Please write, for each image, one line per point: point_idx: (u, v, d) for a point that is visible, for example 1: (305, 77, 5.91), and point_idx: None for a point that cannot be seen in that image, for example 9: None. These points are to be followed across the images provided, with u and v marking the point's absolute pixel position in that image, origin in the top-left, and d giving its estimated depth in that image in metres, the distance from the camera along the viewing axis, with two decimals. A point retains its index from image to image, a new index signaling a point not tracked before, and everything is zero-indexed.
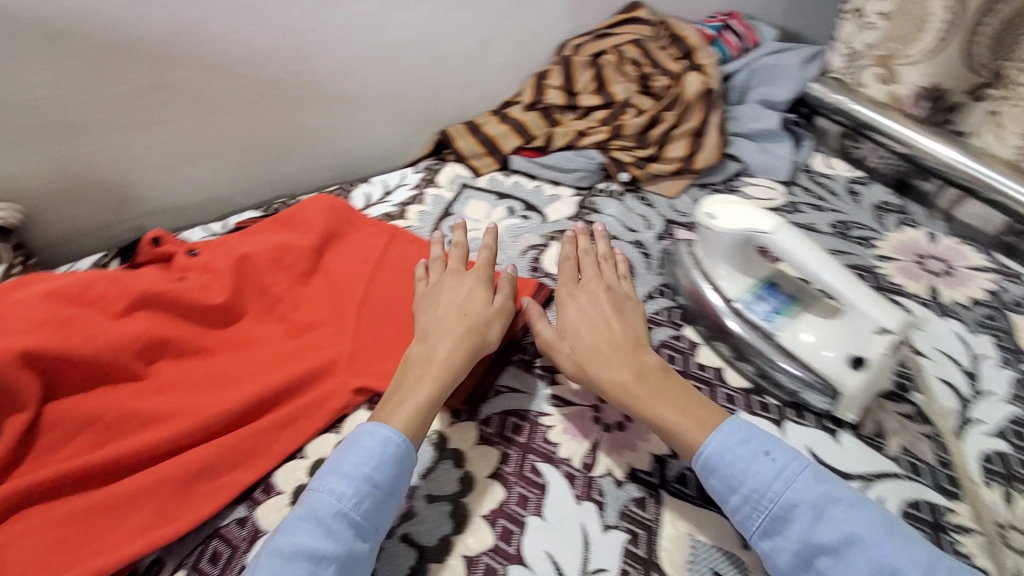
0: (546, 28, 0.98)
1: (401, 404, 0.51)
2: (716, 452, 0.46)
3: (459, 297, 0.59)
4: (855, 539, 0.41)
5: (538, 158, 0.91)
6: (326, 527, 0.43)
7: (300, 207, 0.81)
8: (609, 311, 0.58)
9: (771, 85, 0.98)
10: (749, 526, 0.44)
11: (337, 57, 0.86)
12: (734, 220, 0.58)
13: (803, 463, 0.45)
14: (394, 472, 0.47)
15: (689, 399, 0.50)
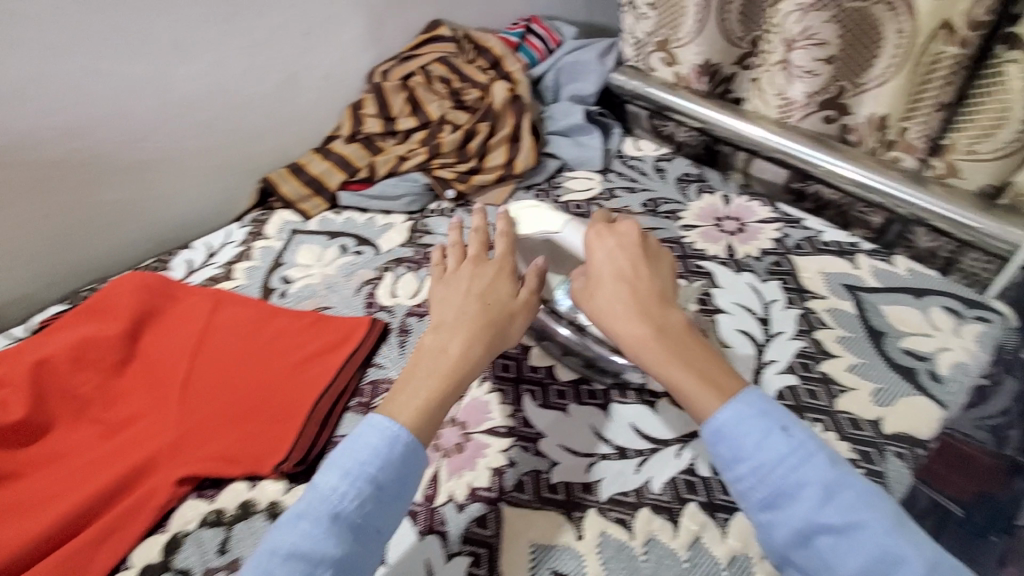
0: (350, 57, 0.96)
1: (413, 397, 0.48)
2: (732, 422, 0.44)
3: (481, 285, 0.56)
4: (862, 523, 0.39)
5: (365, 190, 0.90)
6: (323, 530, 0.41)
7: (106, 292, 0.75)
8: (642, 262, 0.54)
9: (578, 81, 1.03)
10: (750, 497, 0.42)
11: (122, 125, 0.80)
12: (530, 224, 0.62)
13: (820, 444, 0.43)
14: (399, 471, 0.45)
15: (709, 363, 0.48)
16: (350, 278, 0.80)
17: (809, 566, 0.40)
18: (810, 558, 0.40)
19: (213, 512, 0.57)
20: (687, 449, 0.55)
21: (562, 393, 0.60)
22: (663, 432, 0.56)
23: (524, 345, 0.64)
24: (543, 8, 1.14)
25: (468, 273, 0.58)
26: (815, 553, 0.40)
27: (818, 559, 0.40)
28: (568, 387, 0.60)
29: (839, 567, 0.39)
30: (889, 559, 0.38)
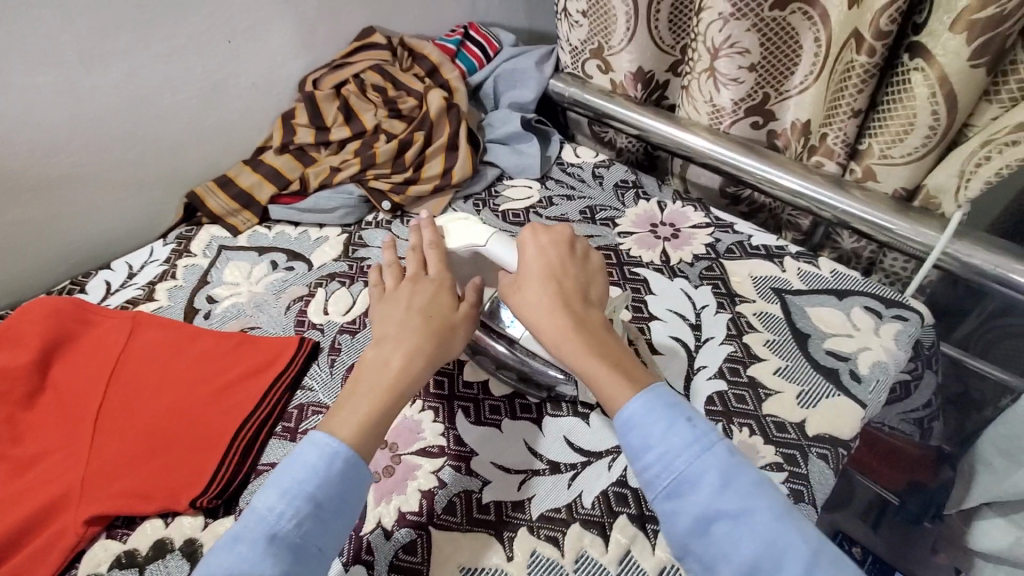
0: (279, 66, 0.93)
1: (355, 414, 0.48)
2: (641, 412, 0.46)
3: (422, 300, 0.56)
4: (754, 510, 0.42)
5: (298, 204, 0.87)
6: (261, 550, 0.41)
7: (13, 317, 0.69)
8: (568, 261, 0.56)
9: (517, 88, 1.03)
10: (656, 486, 0.44)
11: (24, 142, 0.75)
12: (457, 237, 0.60)
13: (720, 437, 0.45)
14: (340, 489, 0.45)
15: (623, 356, 0.51)
16: (281, 296, 0.77)
17: (706, 553, 0.42)
18: (706, 545, 0.42)
19: (127, 551, 0.55)
20: (619, 459, 0.54)
21: (496, 409, 0.59)
22: (595, 444, 0.56)
23: (458, 360, 0.63)
24: (481, 13, 1.13)
25: (407, 288, 0.57)
26: (711, 540, 0.42)
27: (714, 546, 0.42)
28: (502, 402, 0.59)
29: (733, 552, 0.41)
30: (778, 544, 0.40)
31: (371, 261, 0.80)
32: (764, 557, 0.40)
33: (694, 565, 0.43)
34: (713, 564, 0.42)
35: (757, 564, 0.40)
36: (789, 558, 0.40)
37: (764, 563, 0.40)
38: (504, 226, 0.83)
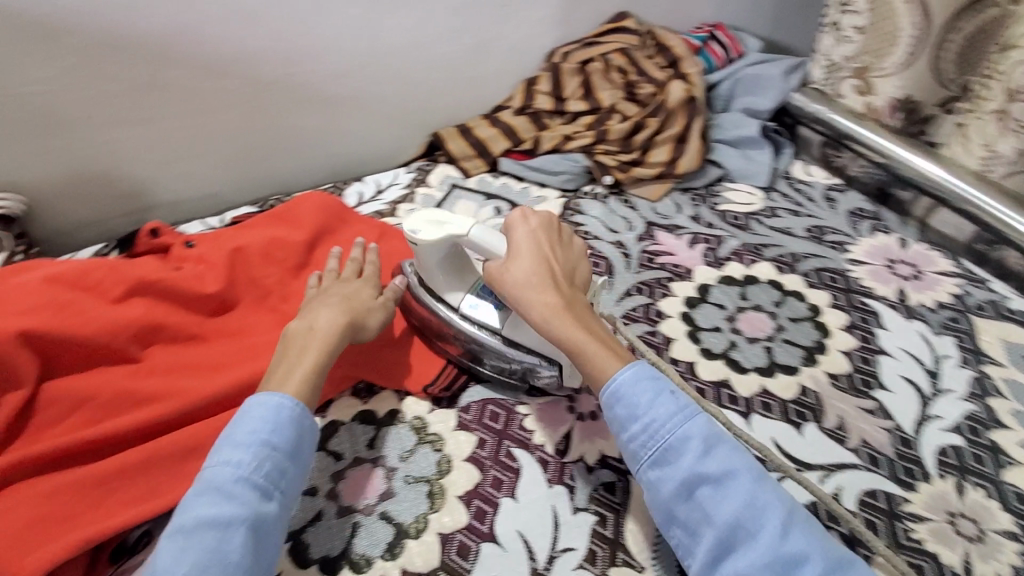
0: (538, 35, 0.99)
1: (296, 365, 0.53)
2: (628, 383, 0.48)
3: (346, 291, 0.62)
4: (733, 473, 0.45)
5: (526, 161, 0.93)
6: (227, 495, 0.44)
7: (293, 203, 0.83)
8: (553, 240, 0.57)
9: (755, 95, 1.01)
10: (641, 455, 0.47)
11: (332, 61, 0.87)
12: (437, 231, 0.57)
13: (698, 407, 0.48)
14: (292, 435, 0.49)
15: (605, 336, 0.52)
16: None
17: (689, 517, 0.44)
18: (689, 509, 0.45)
19: (366, 411, 0.60)
20: (832, 478, 0.54)
21: (702, 391, 0.61)
22: (807, 456, 0.56)
23: (667, 337, 0.66)
24: (728, 16, 1.13)
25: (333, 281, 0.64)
26: (696, 504, 0.44)
27: (696, 509, 0.44)
28: (709, 387, 0.61)
29: (714, 515, 0.43)
30: (756, 503, 0.43)
31: (587, 228, 0.82)
32: (744, 518, 0.43)
33: (677, 532, 0.45)
34: (696, 529, 0.44)
35: (739, 526, 0.43)
36: (767, 515, 0.43)
37: (745, 523, 0.43)
38: (722, 226, 0.82)
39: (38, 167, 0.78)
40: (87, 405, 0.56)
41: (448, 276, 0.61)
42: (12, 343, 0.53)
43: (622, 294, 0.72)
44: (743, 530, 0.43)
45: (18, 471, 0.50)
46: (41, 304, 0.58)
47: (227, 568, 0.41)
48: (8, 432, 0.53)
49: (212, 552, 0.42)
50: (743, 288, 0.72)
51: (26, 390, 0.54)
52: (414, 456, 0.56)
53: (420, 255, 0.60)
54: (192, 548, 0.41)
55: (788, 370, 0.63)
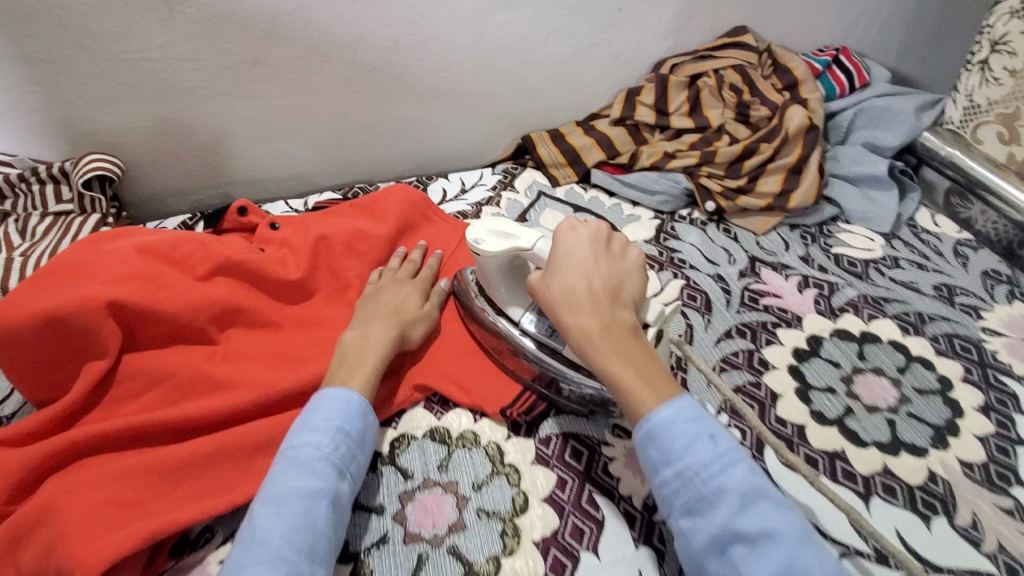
0: (647, 43, 0.93)
1: (352, 371, 0.52)
2: (664, 424, 0.43)
3: (396, 296, 0.62)
4: (774, 534, 0.38)
5: (620, 176, 0.88)
6: (309, 470, 0.44)
7: (378, 195, 0.79)
8: (602, 252, 0.52)
9: (877, 129, 0.92)
10: (672, 502, 0.42)
11: (435, 52, 0.84)
12: (501, 243, 0.55)
13: (744, 453, 0.42)
14: (363, 424, 0.49)
15: (646, 361, 0.46)
16: None
17: None
18: (721, 568, 0.39)
19: (440, 428, 0.57)
20: None
21: (814, 460, 0.55)
22: (935, 555, 0.49)
23: (772, 393, 0.60)
24: (854, 39, 1.04)
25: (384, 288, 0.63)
26: (727, 563, 0.39)
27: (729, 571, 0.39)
28: (822, 456, 0.55)
29: None
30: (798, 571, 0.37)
31: (684, 256, 0.76)
32: None
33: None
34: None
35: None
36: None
37: None
38: (836, 271, 0.74)
39: (139, 133, 0.79)
40: (164, 383, 0.55)
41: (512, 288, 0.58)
42: (99, 312, 0.52)
43: (721, 335, 0.66)
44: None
45: (91, 446, 0.49)
46: (131, 273, 0.57)
47: (314, 536, 0.41)
48: (86, 401, 0.52)
49: (303, 519, 0.41)
50: (861, 346, 0.64)
51: (108, 361, 0.53)
52: (488, 487, 0.52)
53: (482, 267, 0.57)
54: (282, 516, 0.41)
55: (916, 452, 0.55)
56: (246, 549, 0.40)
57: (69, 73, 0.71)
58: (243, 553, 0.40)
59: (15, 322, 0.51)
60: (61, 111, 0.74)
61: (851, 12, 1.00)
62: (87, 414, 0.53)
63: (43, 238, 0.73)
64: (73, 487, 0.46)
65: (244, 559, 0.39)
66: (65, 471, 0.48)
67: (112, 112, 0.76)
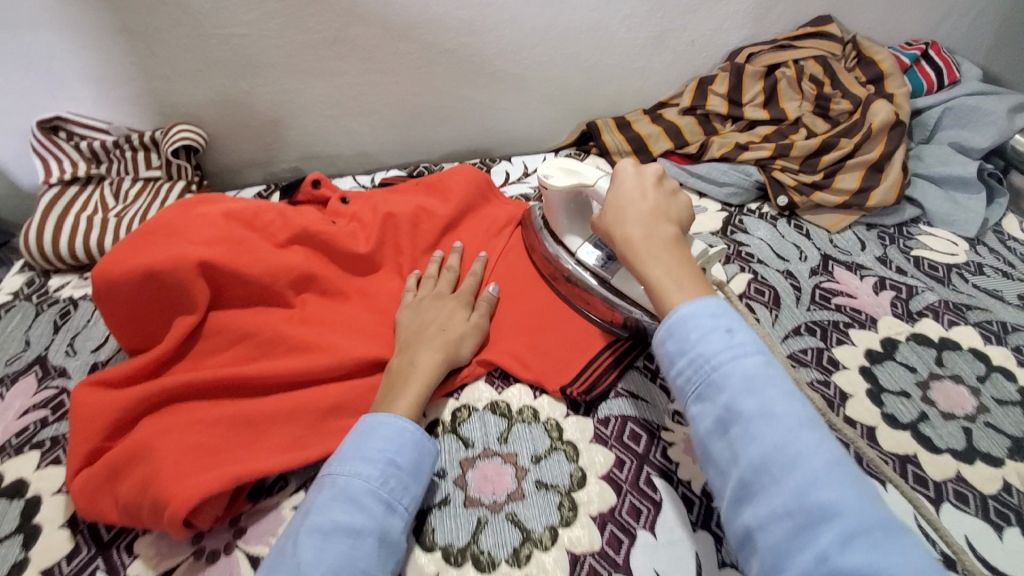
0: (723, 31, 0.90)
1: (398, 396, 0.52)
2: (681, 316, 0.40)
3: (440, 312, 0.60)
4: (773, 415, 0.36)
5: (689, 165, 0.86)
6: (358, 505, 0.44)
7: (444, 173, 0.78)
8: (657, 183, 0.51)
9: (966, 129, 0.86)
10: (682, 389, 0.39)
11: (507, 36, 0.84)
12: (566, 177, 0.59)
13: (758, 342, 0.39)
14: (416, 454, 0.48)
15: (686, 270, 0.45)
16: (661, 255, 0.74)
17: (721, 455, 0.37)
18: (722, 448, 0.37)
19: (501, 401, 0.58)
20: None
21: (883, 462, 0.53)
22: (1007, 566, 0.47)
23: (842, 392, 0.58)
24: (944, 33, 0.98)
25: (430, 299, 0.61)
26: (727, 442, 0.36)
27: (728, 447, 0.37)
28: (892, 459, 0.53)
29: (742, 456, 0.36)
30: (792, 451, 0.34)
31: (752, 250, 0.75)
32: (773, 461, 0.34)
33: (713, 473, 0.38)
34: (727, 468, 0.37)
35: (764, 469, 0.35)
36: (800, 464, 0.34)
37: (773, 467, 0.34)
38: (914, 274, 0.71)
39: (223, 105, 0.82)
40: (245, 341, 0.58)
41: (574, 220, 0.62)
42: (190, 271, 0.56)
43: (790, 331, 0.64)
44: (767, 475, 0.35)
45: (179, 394, 0.52)
46: (219, 236, 0.60)
47: (358, 574, 0.41)
48: (176, 351, 0.56)
49: (347, 556, 0.41)
50: (939, 352, 0.62)
51: (196, 316, 0.57)
52: (547, 460, 0.53)
53: (550, 202, 0.62)
54: (328, 550, 0.41)
55: (992, 462, 0.53)
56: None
57: (166, 46, 0.75)
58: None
59: (116, 275, 0.55)
60: (156, 82, 0.78)
61: (946, 4, 0.94)
62: (176, 363, 0.57)
63: (135, 200, 0.78)
64: (164, 431, 0.49)
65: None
66: (156, 416, 0.51)
67: (201, 84, 0.79)
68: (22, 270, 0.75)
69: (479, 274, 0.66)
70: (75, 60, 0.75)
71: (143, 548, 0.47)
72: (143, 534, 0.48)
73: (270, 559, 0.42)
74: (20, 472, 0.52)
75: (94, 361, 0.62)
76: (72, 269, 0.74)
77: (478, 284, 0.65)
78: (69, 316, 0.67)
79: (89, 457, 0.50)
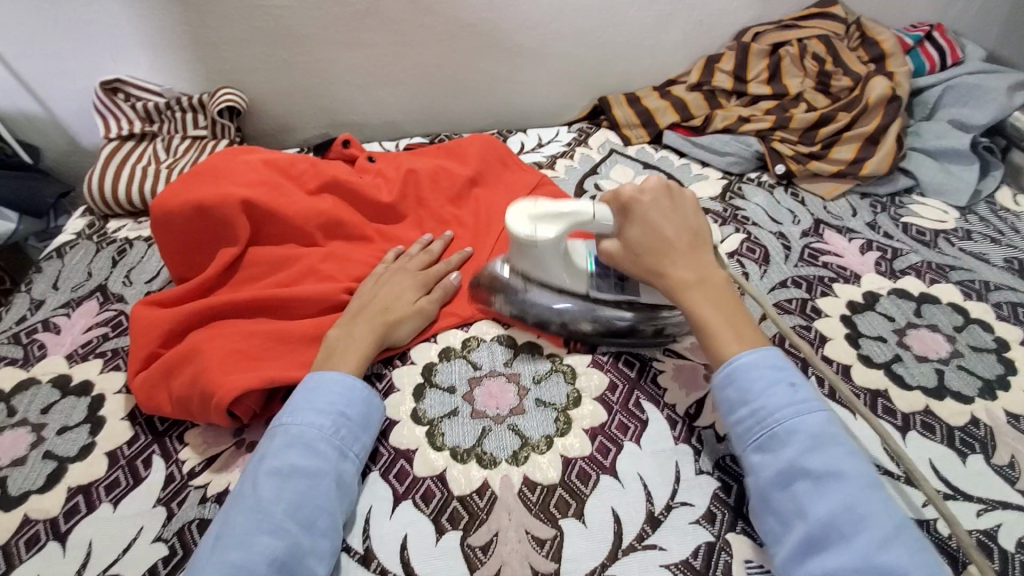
0: (732, 12, 0.95)
1: (333, 358, 0.54)
2: (745, 368, 0.47)
3: (391, 290, 0.61)
4: (840, 475, 0.42)
5: (693, 137, 0.91)
6: (312, 450, 0.48)
7: (461, 139, 0.84)
8: (672, 206, 0.55)
9: (966, 107, 0.89)
10: (745, 440, 0.46)
11: (524, 13, 0.90)
12: (557, 223, 0.56)
13: (819, 403, 0.46)
14: (366, 407, 0.52)
15: (733, 307, 0.52)
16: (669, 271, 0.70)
17: (784, 507, 0.43)
18: (785, 500, 0.43)
19: (506, 335, 0.63)
20: (991, 513, 0.48)
21: (855, 396, 0.56)
22: (967, 486, 0.50)
23: (822, 335, 0.62)
24: (950, 18, 1.00)
25: (381, 278, 0.63)
26: (792, 495, 0.43)
27: (792, 500, 0.43)
28: (863, 393, 0.57)
29: (809, 509, 0.41)
30: (859, 510, 0.40)
31: (748, 214, 0.80)
32: (841, 518, 0.40)
33: (771, 521, 0.44)
34: (791, 521, 0.42)
35: (832, 526, 0.40)
36: (866, 523, 0.40)
37: (840, 523, 0.40)
38: (902, 237, 0.75)
39: (263, 72, 0.90)
40: (280, 272, 0.65)
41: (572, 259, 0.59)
42: (233, 206, 0.63)
43: (777, 284, 0.69)
44: (836, 531, 0.40)
45: (223, 311, 0.60)
46: (258, 179, 0.67)
47: (315, 513, 0.45)
48: (219, 278, 0.64)
49: (305, 496, 0.45)
50: (918, 304, 0.65)
51: (238, 248, 0.64)
52: (546, 382, 0.58)
53: (537, 254, 0.58)
54: (285, 491, 0.45)
55: (960, 398, 0.56)
56: (248, 517, 0.43)
57: (215, 15, 0.83)
58: (246, 521, 0.43)
59: (173, 207, 0.63)
60: (205, 50, 0.86)
61: None
62: (221, 288, 0.64)
63: (184, 155, 0.86)
64: (209, 340, 0.56)
65: (246, 529, 0.43)
66: (203, 328, 0.59)
67: (245, 52, 0.87)
68: (84, 215, 0.84)
69: (454, 265, 0.67)
70: (136, 27, 0.83)
71: (192, 437, 0.55)
72: (193, 426, 0.56)
73: (229, 498, 0.46)
74: (87, 375, 0.61)
75: (148, 290, 0.70)
76: (127, 214, 0.83)
77: (446, 271, 0.66)
78: (125, 253, 0.75)
79: (146, 359, 0.57)
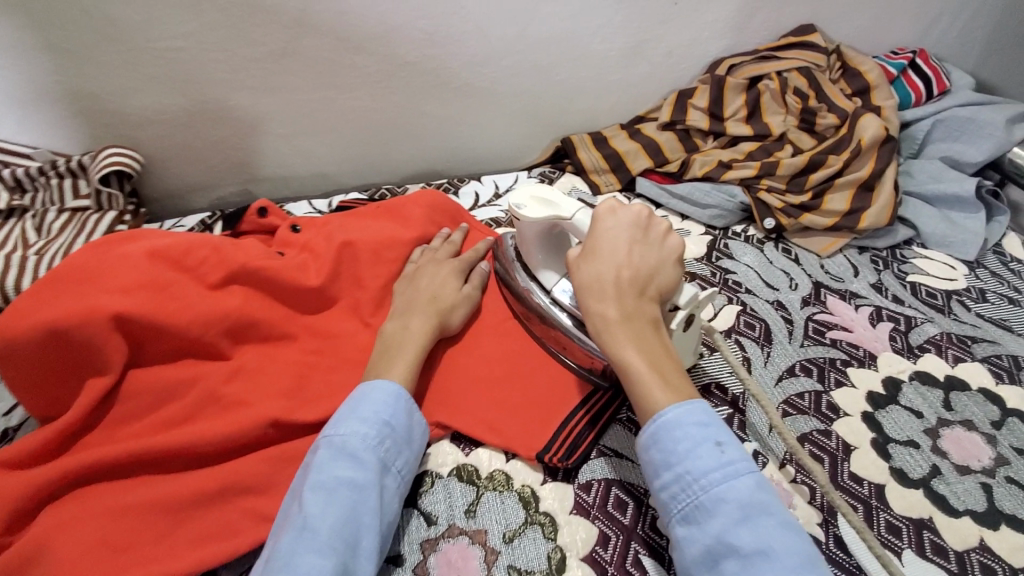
0: (703, 41, 0.85)
1: (395, 360, 0.49)
2: (667, 426, 0.39)
3: (434, 280, 0.58)
4: (771, 554, 0.34)
5: (669, 185, 0.81)
6: (357, 462, 0.42)
7: (403, 199, 0.71)
8: (639, 238, 0.47)
9: (958, 142, 0.81)
10: (670, 506, 0.38)
11: (473, 49, 0.78)
12: (542, 210, 0.51)
13: (751, 467, 0.37)
14: (410, 420, 0.46)
15: (663, 357, 0.43)
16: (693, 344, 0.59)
17: None
18: None
19: (467, 465, 0.51)
20: None
21: (897, 530, 0.46)
22: None
23: (846, 444, 0.52)
24: (935, 36, 0.93)
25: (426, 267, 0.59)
26: None
27: None
28: (907, 524, 0.47)
29: None
30: None
31: (739, 278, 0.69)
32: None
33: None
34: None
35: None
36: None
37: None
38: (913, 302, 0.66)
39: (162, 127, 0.75)
40: (172, 404, 0.51)
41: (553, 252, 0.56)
42: (102, 327, 0.48)
43: (784, 372, 0.58)
44: None
45: (86, 475, 0.45)
46: (141, 281, 0.52)
47: (360, 531, 0.39)
48: (89, 418, 0.49)
49: (353, 512, 0.39)
50: (946, 393, 0.56)
51: (110, 377, 0.49)
52: (520, 540, 0.46)
53: (522, 231, 0.54)
54: (331, 506, 0.39)
55: (1017, 526, 0.47)
56: (293, 536, 0.38)
57: (95, 63, 0.67)
58: (291, 540, 0.38)
59: (18, 333, 0.48)
60: (83, 104, 0.71)
61: (932, 11, 0.90)
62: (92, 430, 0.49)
63: (59, 235, 0.70)
64: (67, 524, 0.43)
65: (293, 547, 0.37)
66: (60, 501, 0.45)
67: (134, 104, 0.72)
68: None
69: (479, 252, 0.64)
70: None
71: None
72: None
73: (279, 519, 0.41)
74: None
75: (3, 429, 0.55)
76: None
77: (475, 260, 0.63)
78: None
79: None
